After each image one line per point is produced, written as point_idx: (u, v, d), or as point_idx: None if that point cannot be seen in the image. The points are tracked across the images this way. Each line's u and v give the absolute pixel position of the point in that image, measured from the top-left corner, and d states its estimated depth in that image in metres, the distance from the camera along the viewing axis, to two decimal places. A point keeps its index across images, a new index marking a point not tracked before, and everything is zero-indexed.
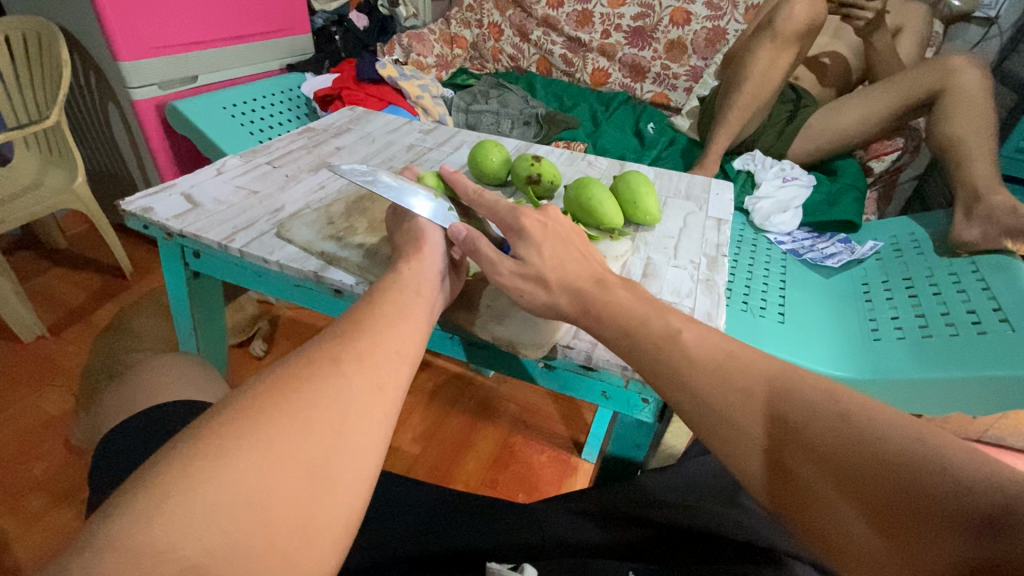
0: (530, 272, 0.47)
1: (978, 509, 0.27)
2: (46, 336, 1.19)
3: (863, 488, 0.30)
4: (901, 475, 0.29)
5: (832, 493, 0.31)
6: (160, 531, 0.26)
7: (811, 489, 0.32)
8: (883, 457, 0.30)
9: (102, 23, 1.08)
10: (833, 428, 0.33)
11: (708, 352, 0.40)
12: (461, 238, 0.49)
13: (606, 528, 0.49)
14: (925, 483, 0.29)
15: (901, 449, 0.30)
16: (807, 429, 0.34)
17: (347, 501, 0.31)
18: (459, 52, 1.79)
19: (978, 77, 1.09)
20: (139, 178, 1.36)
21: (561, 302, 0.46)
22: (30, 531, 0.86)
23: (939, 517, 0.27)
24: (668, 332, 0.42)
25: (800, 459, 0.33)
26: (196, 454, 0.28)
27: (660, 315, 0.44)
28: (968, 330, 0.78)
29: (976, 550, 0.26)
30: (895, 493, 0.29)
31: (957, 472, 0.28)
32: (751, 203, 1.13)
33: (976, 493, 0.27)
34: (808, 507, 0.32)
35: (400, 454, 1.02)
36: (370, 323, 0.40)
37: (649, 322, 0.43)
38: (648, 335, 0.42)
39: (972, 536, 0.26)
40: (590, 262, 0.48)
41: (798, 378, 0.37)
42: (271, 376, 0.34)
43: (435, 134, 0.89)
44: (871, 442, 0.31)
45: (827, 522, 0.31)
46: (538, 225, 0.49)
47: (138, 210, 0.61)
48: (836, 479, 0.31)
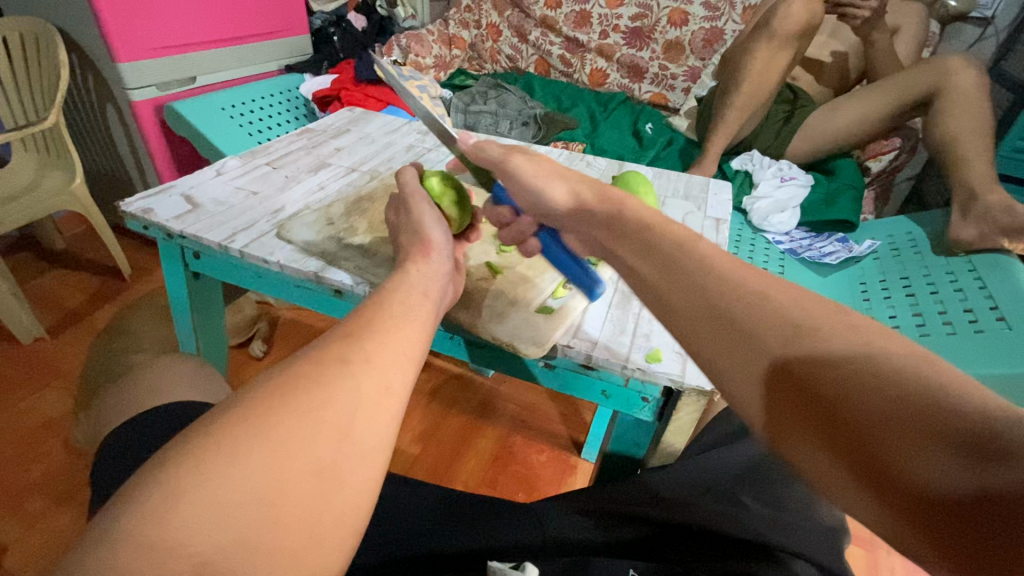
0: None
1: (981, 436, 0.24)
2: (45, 338, 1.19)
3: (857, 400, 0.27)
4: (900, 392, 0.26)
5: (817, 398, 0.28)
6: (173, 527, 0.26)
7: (798, 407, 0.29)
8: (886, 377, 0.27)
9: (100, 24, 1.08)
10: (853, 353, 0.29)
11: None
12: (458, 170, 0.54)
13: (607, 525, 0.49)
14: (923, 401, 0.25)
15: (905, 373, 0.27)
16: (812, 341, 0.30)
17: (355, 501, 0.31)
18: (457, 53, 1.79)
19: (973, 77, 1.10)
20: (137, 180, 1.36)
21: None
22: (30, 533, 0.86)
23: (932, 436, 0.24)
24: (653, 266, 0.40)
25: (801, 368, 0.29)
26: (206, 450, 0.29)
27: None
28: (965, 328, 0.79)
29: (966, 473, 0.23)
30: (889, 406, 0.26)
31: (984, 405, 0.25)
32: (749, 202, 1.13)
33: (977, 416, 0.24)
34: (791, 425, 0.29)
35: (400, 455, 1.02)
36: (377, 322, 0.40)
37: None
38: None
39: (964, 460, 0.23)
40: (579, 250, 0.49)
41: None
42: (281, 375, 0.34)
43: (434, 135, 0.89)
44: (876, 364, 0.28)
45: (807, 441, 0.28)
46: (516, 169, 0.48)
47: (137, 211, 0.61)
48: (828, 386, 0.28)
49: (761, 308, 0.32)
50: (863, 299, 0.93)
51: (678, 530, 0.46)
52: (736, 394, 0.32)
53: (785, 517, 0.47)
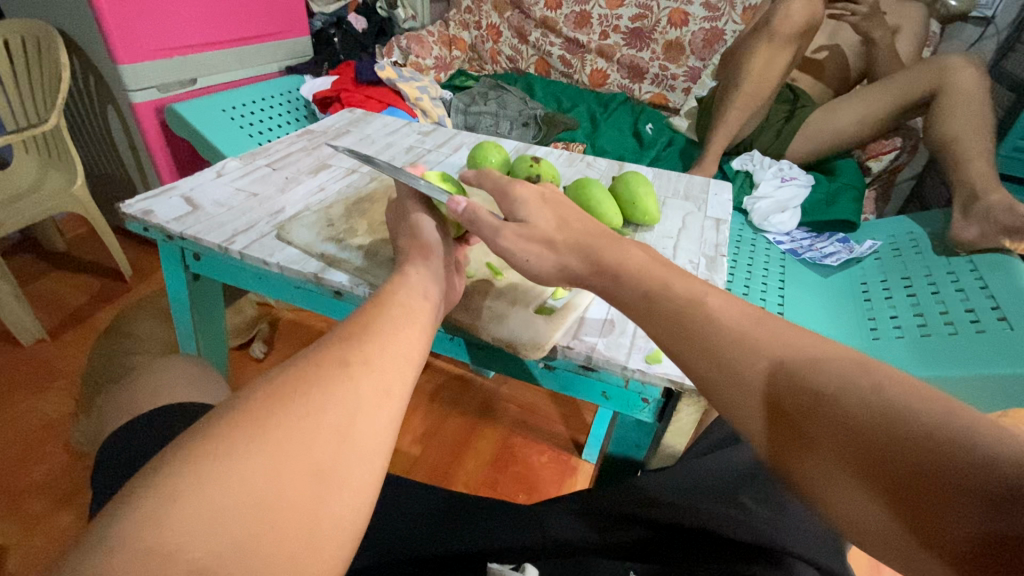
0: (528, 234, 0.47)
1: (999, 481, 0.25)
2: (46, 339, 1.19)
3: (880, 455, 0.29)
4: (923, 443, 0.28)
5: (843, 456, 0.30)
6: (169, 532, 0.26)
7: (829, 466, 0.31)
8: (906, 433, 0.28)
9: (101, 26, 1.08)
10: (866, 398, 0.31)
11: None
12: (459, 212, 0.49)
13: (608, 530, 0.49)
14: (942, 453, 0.27)
15: (926, 425, 0.28)
16: (829, 398, 0.32)
17: (354, 505, 0.31)
18: (457, 54, 1.80)
19: (975, 77, 1.10)
20: (139, 182, 1.36)
21: (572, 261, 0.46)
22: (31, 534, 0.87)
23: (953, 487, 0.26)
24: (678, 303, 0.41)
25: (817, 425, 0.32)
26: (203, 453, 0.29)
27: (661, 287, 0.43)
28: (967, 328, 0.78)
29: (990, 523, 0.25)
30: (910, 461, 0.28)
31: (995, 449, 0.26)
32: (750, 203, 1.13)
33: (997, 462, 0.26)
34: (826, 483, 0.31)
35: (400, 456, 1.02)
36: (375, 325, 0.40)
37: (648, 295, 0.42)
38: (664, 299, 0.41)
39: (986, 507, 0.25)
40: None
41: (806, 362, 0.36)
42: (279, 379, 0.34)
43: (434, 136, 0.89)
44: (897, 416, 0.29)
45: (842, 498, 0.30)
46: (537, 193, 0.49)
47: (138, 213, 0.61)
48: (851, 446, 0.30)
49: (752, 358, 0.36)
50: (864, 299, 0.93)
51: (677, 532, 0.46)
52: (771, 453, 0.34)
53: (786, 517, 0.46)
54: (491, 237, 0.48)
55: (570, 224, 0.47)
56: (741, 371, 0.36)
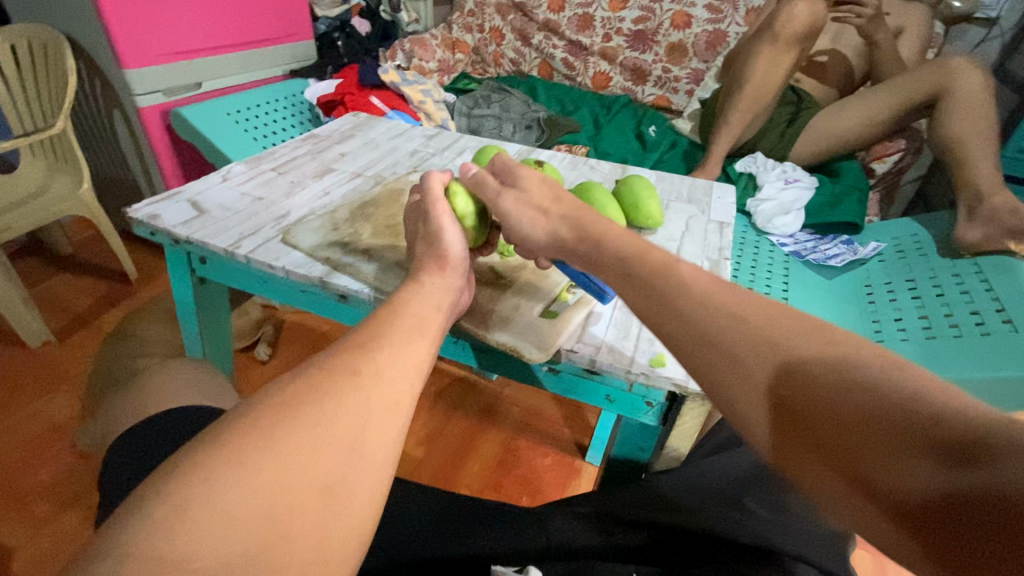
0: None
1: (952, 438, 0.27)
2: (52, 342, 1.20)
3: (842, 419, 0.30)
4: (883, 407, 0.29)
5: (809, 420, 0.31)
6: (178, 541, 0.26)
7: (794, 430, 0.32)
8: (869, 399, 0.30)
9: (107, 31, 1.09)
10: (839, 370, 0.32)
11: None
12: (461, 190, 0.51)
13: (611, 532, 0.49)
14: (905, 418, 0.28)
15: (892, 392, 0.30)
16: (805, 370, 0.33)
17: (362, 514, 0.31)
18: (460, 57, 1.80)
19: (979, 78, 1.10)
20: (144, 185, 1.37)
21: None
22: (38, 536, 0.87)
23: (910, 445, 0.27)
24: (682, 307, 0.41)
25: (788, 392, 0.33)
26: (214, 462, 0.29)
27: None
28: (972, 330, 0.78)
29: (941, 477, 0.26)
30: (871, 424, 0.29)
31: (952, 413, 0.28)
32: (753, 205, 1.13)
33: (951, 423, 0.27)
34: (791, 446, 0.32)
35: (404, 459, 1.02)
36: (387, 334, 0.40)
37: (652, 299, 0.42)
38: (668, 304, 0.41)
39: (936, 463, 0.26)
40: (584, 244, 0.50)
41: None
42: (289, 387, 0.34)
43: (438, 140, 0.90)
44: (864, 386, 0.30)
45: (804, 459, 0.31)
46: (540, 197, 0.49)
47: (145, 218, 0.62)
48: (817, 415, 0.31)
49: (753, 353, 0.35)
50: (868, 301, 0.93)
51: (681, 534, 0.46)
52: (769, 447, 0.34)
53: (791, 520, 0.46)
54: None
55: (573, 228, 0.47)
56: (746, 378, 0.35)
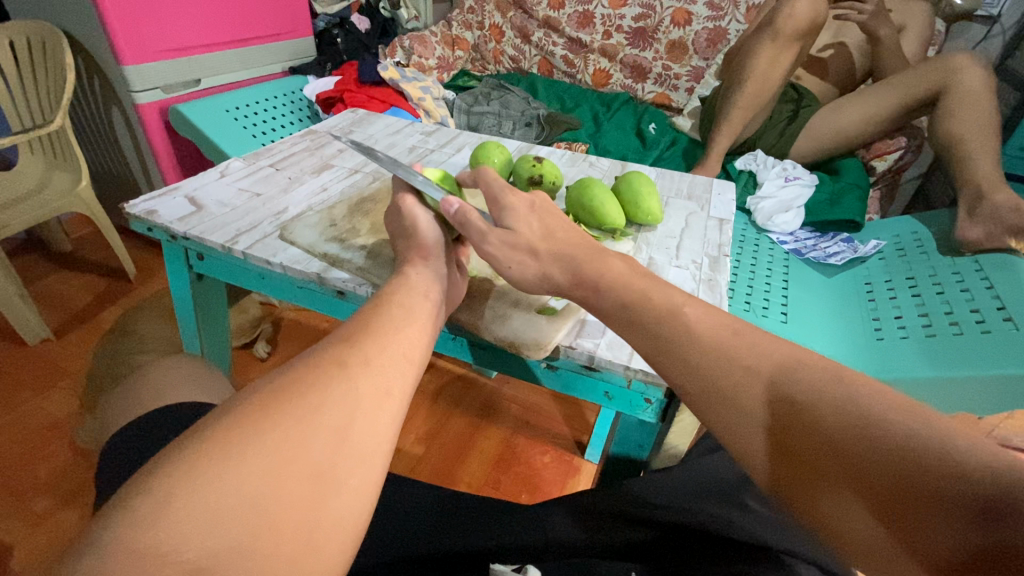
0: (523, 240, 0.48)
1: (981, 492, 0.25)
2: (51, 339, 1.20)
3: (863, 470, 0.29)
4: (905, 457, 0.28)
5: (828, 469, 0.30)
6: (165, 534, 0.26)
7: (814, 479, 0.31)
8: (888, 445, 0.28)
9: (106, 28, 1.09)
10: (843, 413, 0.31)
11: (713, 327, 0.40)
12: (452, 212, 0.50)
13: (609, 531, 0.48)
14: (929, 468, 0.27)
15: (906, 435, 0.28)
16: (814, 410, 0.32)
17: (354, 505, 0.31)
18: (460, 54, 1.80)
19: (980, 76, 1.09)
20: (143, 182, 1.37)
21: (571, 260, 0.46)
22: (36, 533, 0.87)
23: (937, 501, 0.26)
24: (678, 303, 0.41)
25: (798, 436, 0.32)
26: (200, 455, 0.29)
27: (663, 286, 0.44)
28: (972, 329, 0.78)
29: (974, 536, 0.24)
30: (894, 474, 0.28)
31: (969, 461, 0.26)
32: (753, 203, 1.13)
33: (977, 475, 0.25)
34: (811, 496, 0.31)
35: (403, 456, 1.02)
36: (374, 325, 0.40)
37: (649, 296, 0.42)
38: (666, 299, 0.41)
39: (969, 520, 0.25)
40: (582, 238, 0.50)
41: (810, 357, 0.36)
42: (279, 379, 0.34)
43: (436, 136, 0.89)
44: (885, 429, 0.29)
45: (827, 511, 0.30)
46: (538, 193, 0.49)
47: (142, 213, 0.61)
48: (834, 460, 0.30)
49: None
50: (868, 299, 0.93)
51: (679, 533, 0.46)
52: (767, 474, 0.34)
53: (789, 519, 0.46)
54: (493, 247, 0.48)
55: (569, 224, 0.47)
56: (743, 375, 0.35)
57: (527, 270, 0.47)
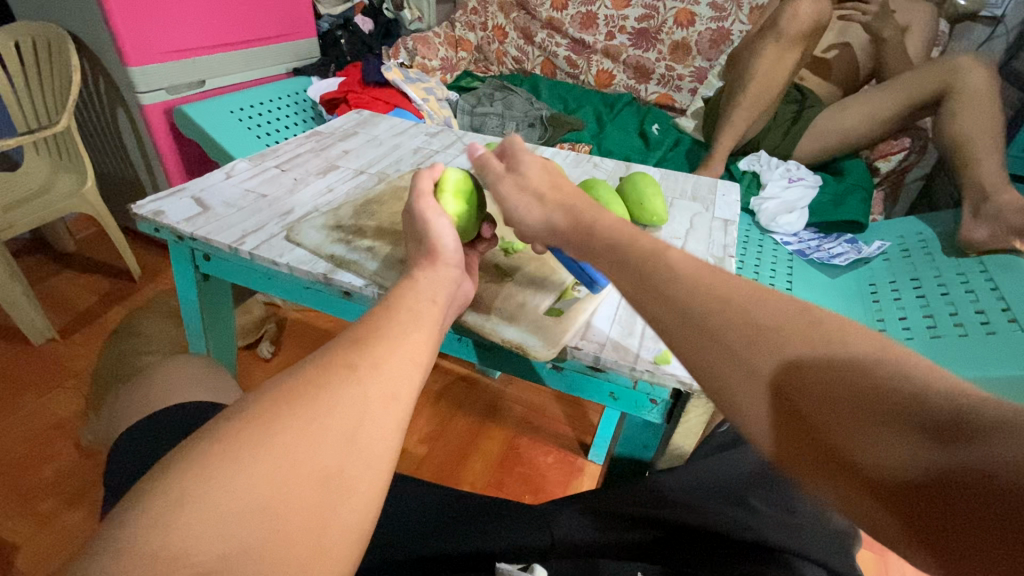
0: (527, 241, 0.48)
1: (939, 416, 0.26)
2: (56, 339, 1.20)
3: (827, 396, 0.29)
4: (871, 386, 0.29)
5: (792, 398, 0.31)
6: (176, 536, 0.26)
7: (775, 405, 0.31)
8: (854, 374, 0.29)
9: (111, 29, 1.09)
10: (830, 359, 0.31)
11: None
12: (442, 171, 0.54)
13: (614, 529, 0.48)
14: (892, 396, 0.28)
15: (876, 370, 0.29)
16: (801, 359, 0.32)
17: (362, 510, 0.31)
18: (463, 55, 1.80)
19: (985, 76, 1.09)
20: (147, 183, 1.37)
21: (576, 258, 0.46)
22: (42, 532, 0.87)
23: (897, 423, 0.27)
24: None
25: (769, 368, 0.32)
26: (211, 459, 0.29)
27: None
28: (977, 330, 0.78)
29: (928, 455, 0.26)
30: (853, 403, 0.29)
31: (936, 392, 0.27)
32: (757, 203, 1.13)
33: (936, 401, 0.27)
34: (769, 419, 0.32)
35: (407, 456, 1.02)
36: (383, 328, 0.40)
37: None
38: None
39: (926, 442, 0.26)
40: None
41: None
42: (288, 383, 0.34)
43: (441, 137, 0.90)
44: (859, 369, 0.29)
45: (783, 433, 0.31)
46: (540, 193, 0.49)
47: (149, 214, 0.62)
48: (798, 387, 0.31)
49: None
50: (873, 300, 0.92)
51: (685, 533, 0.46)
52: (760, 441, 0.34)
53: (795, 520, 0.46)
54: None
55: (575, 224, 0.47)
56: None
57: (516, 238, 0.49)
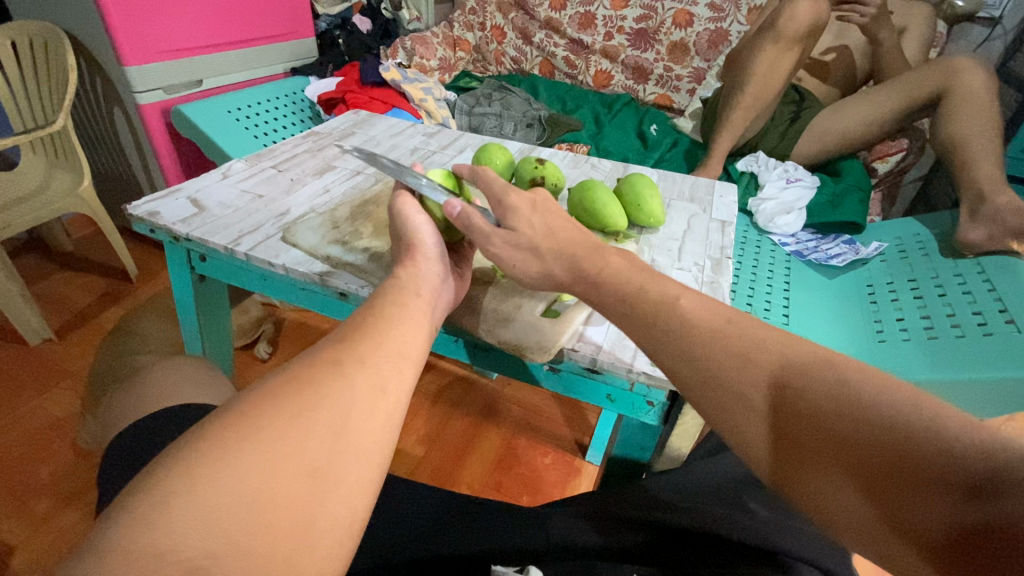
0: (521, 240, 0.48)
1: (968, 471, 0.26)
2: (53, 339, 1.20)
3: (857, 458, 0.30)
4: (897, 439, 0.29)
5: (826, 459, 0.32)
6: (162, 532, 0.26)
7: (814, 466, 0.32)
8: (879, 425, 0.30)
9: (107, 28, 1.09)
10: (839, 401, 0.32)
11: (716, 330, 0.40)
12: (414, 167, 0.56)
13: (610, 532, 0.48)
14: (919, 450, 0.28)
15: (895, 416, 0.30)
16: (812, 401, 0.33)
17: (350, 504, 0.31)
18: (462, 55, 1.80)
19: (982, 77, 1.09)
20: (145, 183, 1.37)
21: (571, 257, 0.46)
22: (37, 533, 0.87)
23: (931, 483, 0.27)
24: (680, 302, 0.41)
25: (802, 428, 0.33)
26: (197, 455, 0.29)
27: (665, 288, 0.44)
28: (974, 331, 0.78)
29: (960, 515, 0.25)
30: (885, 462, 0.29)
31: (961, 442, 0.27)
32: (755, 204, 1.12)
33: (962, 452, 0.26)
34: (811, 484, 0.32)
35: (404, 457, 1.02)
36: (370, 325, 0.40)
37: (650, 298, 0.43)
38: None
39: (956, 501, 0.26)
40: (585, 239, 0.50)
41: (814, 356, 0.36)
42: (277, 378, 0.34)
43: (438, 138, 0.89)
44: (889, 422, 0.30)
45: (824, 498, 0.32)
46: (524, 202, 0.50)
47: (144, 214, 0.61)
48: (831, 448, 0.31)
49: None
50: (870, 301, 0.93)
51: (681, 535, 0.46)
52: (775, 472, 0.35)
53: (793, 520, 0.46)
54: (499, 251, 0.49)
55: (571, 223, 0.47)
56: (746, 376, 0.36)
57: (529, 266, 0.48)
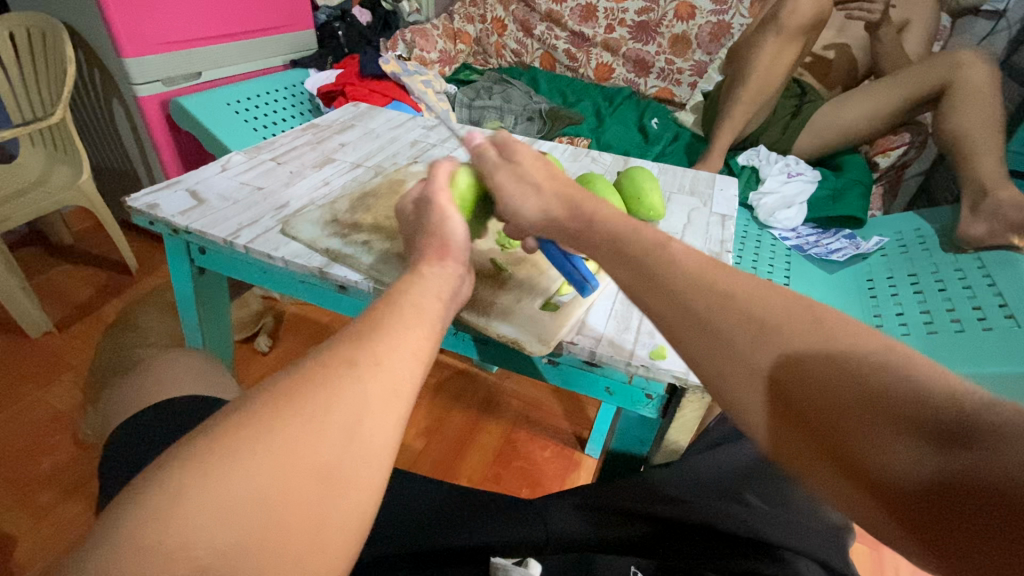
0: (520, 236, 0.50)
1: (941, 419, 0.28)
2: (53, 332, 1.20)
3: (836, 404, 0.30)
4: (876, 389, 0.30)
5: (803, 407, 0.31)
6: (174, 528, 0.26)
7: (786, 408, 0.32)
8: (862, 377, 0.30)
9: (105, 20, 1.08)
10: (833, 362, 0.31)
11: None
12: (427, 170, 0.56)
13: (609, 524, 0.49)
14: (899, 399, 0.29)
15: (878, 366, 0.30)
16: (802, 360, 0.32)
17: (359, 504, 0.31)
18: (462, 48, 1.79)
19: (985, 72, 1.09)
20: (144, 175, 1.37)
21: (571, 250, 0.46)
22: (39, 525, 0.87)
23: (904, 430, 0.28)
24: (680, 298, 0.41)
25: (782, 373, 0.33)
26: (209, 454, 0.29)
27: None
28: (974, 326, 0.78)
29: (930, 460, 0.27)
30: (863, 409, 0.30)
31: (933, 391, 0.29)
32: (756, 198, 1.12)
33: (935, 402, 0.28)
34: (780, 423, 0.32)
35: (404, 450, 1.03)
36: (384, 322, 0.39)
37: None
38: None
39: (930, 449, 0.27)
40: None
41: None
42: (289, 376, 0.34)
43: (437, 131, 0.89)
44: (867, 373, 0.30)
45: (793, 438, 0.32)
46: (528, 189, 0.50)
47: (144, 207, 0.61)
48: (811, 397, 0.31)
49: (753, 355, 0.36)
50: (870, 296, 0.93)
51: (679, 528, 0.46)
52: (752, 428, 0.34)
53: (787, 514, 0.47)
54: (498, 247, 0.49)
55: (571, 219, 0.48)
56: None
57: None
